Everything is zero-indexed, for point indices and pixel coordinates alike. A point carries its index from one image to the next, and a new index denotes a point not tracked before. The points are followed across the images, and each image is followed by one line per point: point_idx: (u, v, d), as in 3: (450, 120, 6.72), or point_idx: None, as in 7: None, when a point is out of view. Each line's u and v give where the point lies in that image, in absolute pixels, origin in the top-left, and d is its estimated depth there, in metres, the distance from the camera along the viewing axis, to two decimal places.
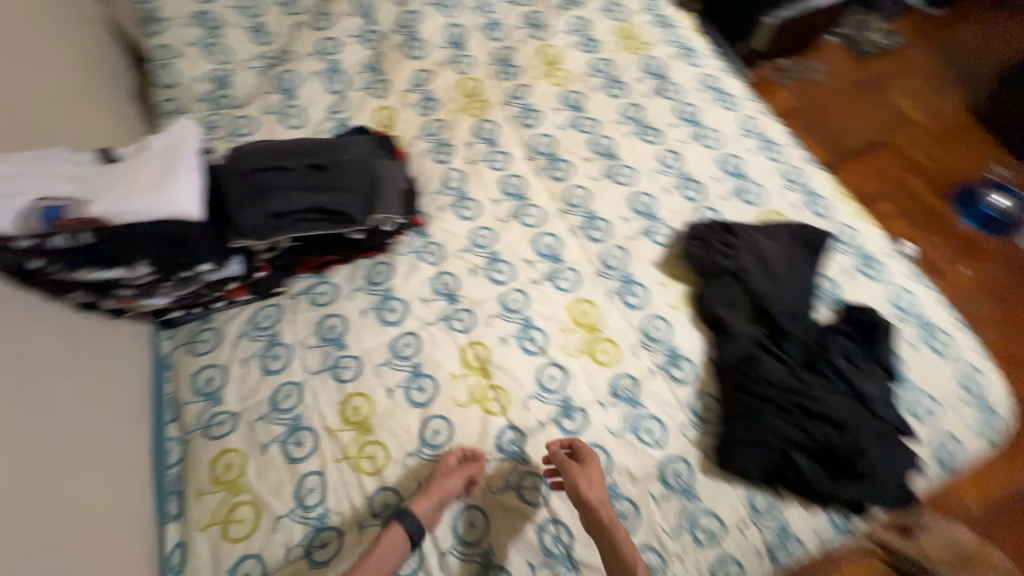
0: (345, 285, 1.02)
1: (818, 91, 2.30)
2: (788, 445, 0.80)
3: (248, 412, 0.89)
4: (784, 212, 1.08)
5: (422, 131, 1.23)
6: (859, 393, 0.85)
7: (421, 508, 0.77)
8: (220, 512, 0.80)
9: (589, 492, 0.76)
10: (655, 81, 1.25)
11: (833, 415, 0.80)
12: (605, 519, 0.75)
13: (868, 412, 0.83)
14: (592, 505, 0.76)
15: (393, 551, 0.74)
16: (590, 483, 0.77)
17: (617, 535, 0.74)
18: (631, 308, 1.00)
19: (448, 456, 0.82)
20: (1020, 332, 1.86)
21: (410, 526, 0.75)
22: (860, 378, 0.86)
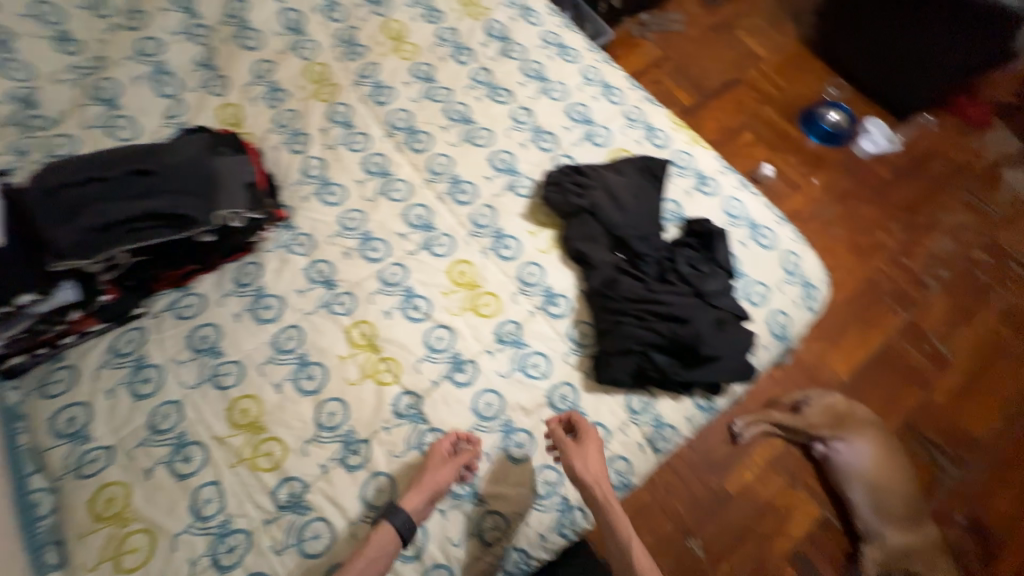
0: (213, 292, 0.97)
1: (675, 40, 2.49)
2: (647, 347, 0.91)
3: (124, 442, 0.84)
4: (628, 149, 1.19)
5: (273, 124, 1.19)
6: (700, 291, 0.97)
7: (416, 505, 0.79)
8: (109, 547, 0.76)
9: (584, 470, 0.81)
10: (499, 44, 1.30)
11: (678, 313, 0.92)
12: (595, 486, 0.80)
13: (708, 305, 0.96)
14: (587, 477, 0.81)
15: (384, 548, 0.75)
16: (587, 455, 0.83)
17: (607, 503, 0.80)
18: (506, 260, 1.06)
19: (440, 442, 0.84)
20: (860, 225, 2.19)
21: (401, 522, 0.77)
22: (701, 278, 0.99)
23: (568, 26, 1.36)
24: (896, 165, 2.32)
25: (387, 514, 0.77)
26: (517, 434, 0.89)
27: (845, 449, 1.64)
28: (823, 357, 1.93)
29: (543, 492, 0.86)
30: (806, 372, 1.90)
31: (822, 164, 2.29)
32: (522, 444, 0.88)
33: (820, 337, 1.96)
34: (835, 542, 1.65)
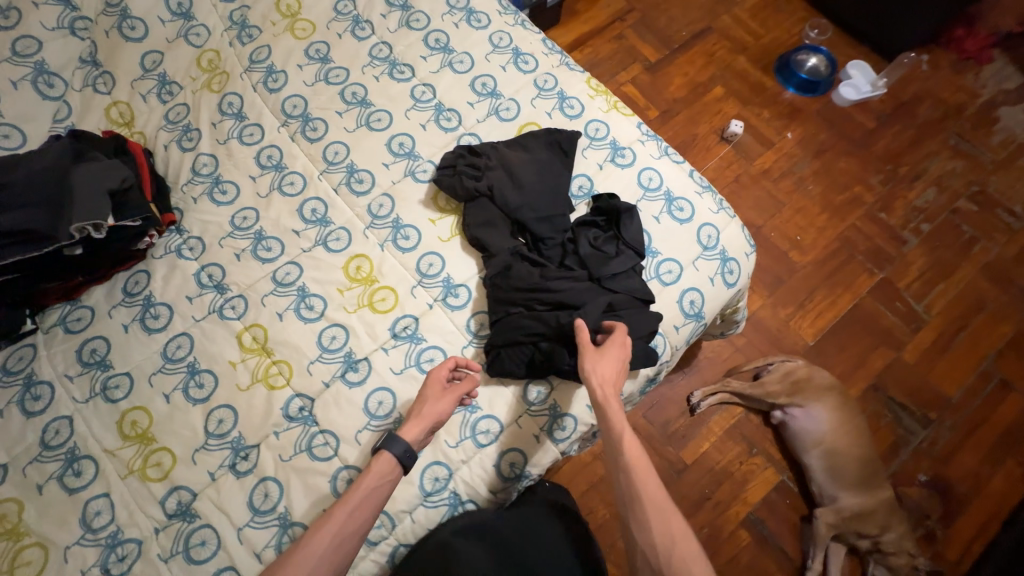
0: (103, 303, 0.96)
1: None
2: (535, 337, 0.89)
3: (17, 460, 0.85)
4: (538, 121, 1.11)
5: (164, 120, 1.13)
6: (595, 275, 0.93)
7: (416, 436, 0.81)
8: (4, 561, 0.79)
9: (594, 369, 0.81)
10: (400, 13, 1.20)
11: (565, 301, 0.89)
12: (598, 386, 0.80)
13: (603, 289, 0.92)
14: (591, 378, 0.81)
15: (383, 475, 0.78)
16: (597, 358, 0.82)
17: (609, 402, 0.80)
18: (404, 251, 1.02)
19: (437, 369, 0.85)
20: (841, 178, 1.96)
21: (400, 451, 0.79)
22: (601, 259, 0.94)
23: None
24: (879, 112, 2.07)
25: (387, 443, 0.79)
26: None
27: (802, 415, 1.54)
28: (788, 323, 1.77)
29: (432, 489, 0.85)
30: (770, 340, 1.75)
31: (797, 116, 2.06)
32: None
33: (784, 302, 1.79)
34: (791, 507, 1.58)
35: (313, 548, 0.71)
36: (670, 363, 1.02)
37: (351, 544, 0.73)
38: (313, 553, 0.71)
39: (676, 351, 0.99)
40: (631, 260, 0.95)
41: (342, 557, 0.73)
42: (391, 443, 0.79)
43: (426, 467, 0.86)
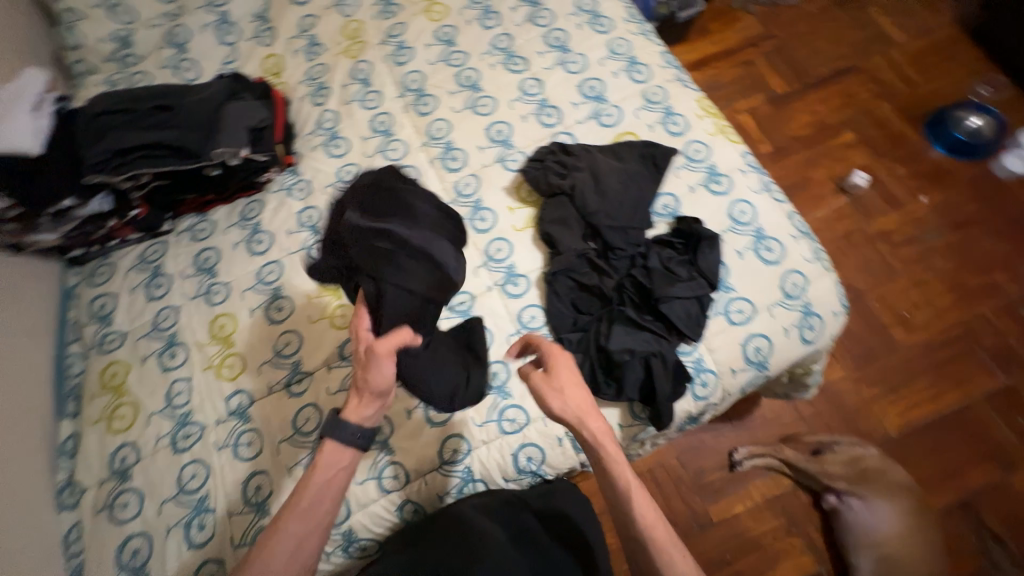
0: (223, 221, 1.12)
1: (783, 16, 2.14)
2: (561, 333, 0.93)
3: (134, 332, 1.02)
4: (636, 132, 1.08)
5: (305, 76, 1.28)
6: (644, 298, 0.91)
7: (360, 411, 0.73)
8: (106, 410, 0.96)
9: (562, 406, 0.73)
10: (528, 9, 1.24)
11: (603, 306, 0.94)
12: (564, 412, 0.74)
13: (646, 311, 0.90)
14: (560, 413, 0.73)
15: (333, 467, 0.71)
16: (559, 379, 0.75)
17: (588, 429, 0.73)
18: (478, 232, 1.06)
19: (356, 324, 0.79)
20: (981, 259, 1.68)
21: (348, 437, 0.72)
22: (376, 222, 0.86)
23: None
24: None
25: (328, 428, 0.72)
26: None
27: (862, 507, 1.36)
28: (871, 405, 1.56)
29: (449, 459, 0.88)
30: (844, 418, 1.56)
31: (941, 179, 1.80)
32: (441, 410, 0.90)
33: (870, 380, 1.58)
34: None
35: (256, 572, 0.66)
36: (717, 407, 0.95)
37: (307, 552, 0.68)
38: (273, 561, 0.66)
39: (726, 394, 0.93)
40: (701, 292, 0.91)
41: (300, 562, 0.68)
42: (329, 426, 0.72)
43: (448, 436, 0.88)
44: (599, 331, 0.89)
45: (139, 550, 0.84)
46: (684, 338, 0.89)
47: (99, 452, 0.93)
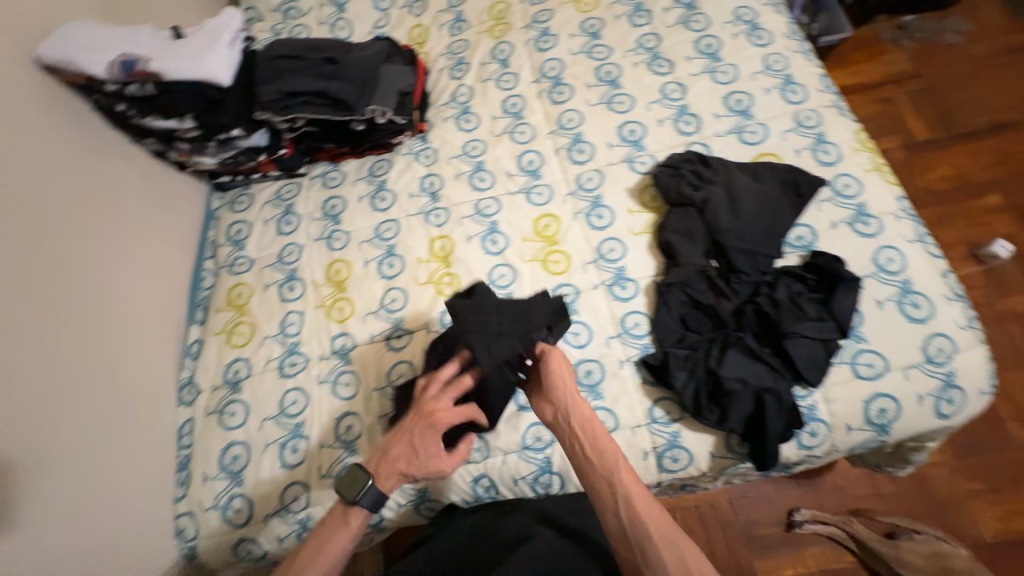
0: (353, 173, 1.18)
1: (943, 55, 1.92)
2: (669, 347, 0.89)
3: (262, 261, 1.11)
4: (780, 155, 1.02)
5: (446, 49, 1.32)
6: (765, 331, 0.86)
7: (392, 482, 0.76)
8: (228, 325, 1.05)
9: (560, 385, 0.79)
10: (683, 11, 1.20)
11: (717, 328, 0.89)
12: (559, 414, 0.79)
13: (765, 344, 0.86)
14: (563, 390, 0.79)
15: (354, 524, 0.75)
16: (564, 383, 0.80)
17: (581, 414, 0.78)
18: (593, 228, 1.05)
19: (437, 407, 0.76)
20: None
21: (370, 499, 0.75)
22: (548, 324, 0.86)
23: (773, 6, 1.19)
24: None
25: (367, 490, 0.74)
26: None
27: None
28: (965, 502, 1.37)
29: (531, 445, 0.88)
30: (929, 507, 1.38)
31: None
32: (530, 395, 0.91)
33: (971, 474, 1.39)
34: None
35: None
36: (819, 460, 0.88)
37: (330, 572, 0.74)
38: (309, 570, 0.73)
39: (832, 451, 0.86)
40: (831, 337, 0.84)
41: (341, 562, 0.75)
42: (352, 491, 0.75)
43: (533, 423, 0.89)
44: (709, 353, 0.85)
45: (238, 458, 0.92)
46: (802, 381, 0.83)
47: (217, 361, 1.02)
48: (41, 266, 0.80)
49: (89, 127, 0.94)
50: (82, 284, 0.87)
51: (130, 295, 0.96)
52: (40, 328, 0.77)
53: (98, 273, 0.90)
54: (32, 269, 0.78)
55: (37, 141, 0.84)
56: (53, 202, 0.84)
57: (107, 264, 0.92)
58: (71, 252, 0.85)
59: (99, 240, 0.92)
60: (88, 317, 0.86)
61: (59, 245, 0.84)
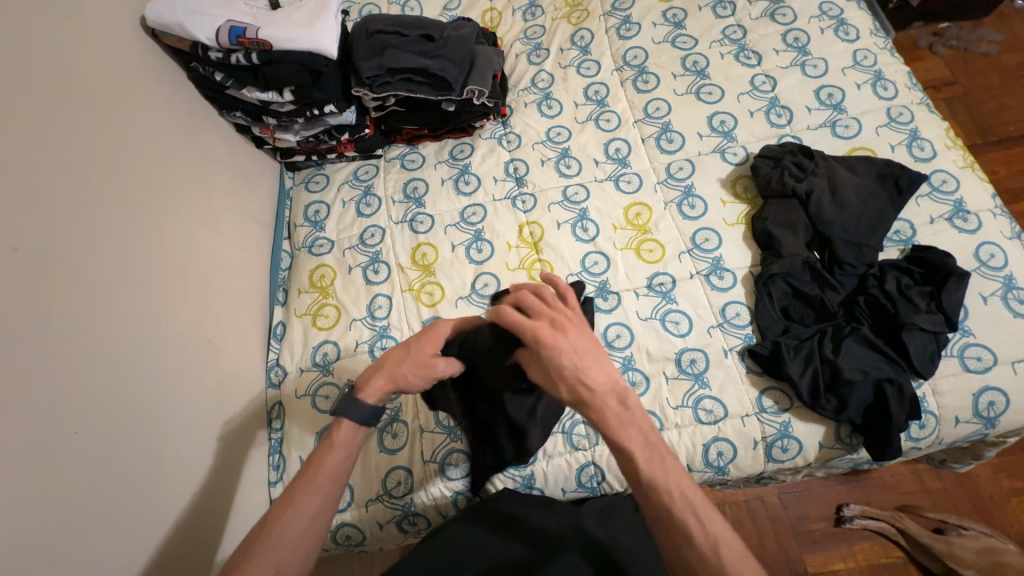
0: (433, 156, 1.15)
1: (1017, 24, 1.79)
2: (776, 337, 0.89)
3: (342, 243, 1.08)
4: (874, 150, 1.03)
5: (522, 35, 1.30)
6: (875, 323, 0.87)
7: (378, 394, 0.71)
8: (313, 307, 1.02)
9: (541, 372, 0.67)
10: (768, 4, 1.20)
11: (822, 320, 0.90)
12: (570, 395, 0.65)
13: (875, 339, 0.86)
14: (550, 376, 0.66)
15: (348, 443, 0.68)
16: (570, 363, 0.64)
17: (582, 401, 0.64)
18: (685, 218, 1.03)
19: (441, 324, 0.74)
20: None
21: (359, 415, 0.69)
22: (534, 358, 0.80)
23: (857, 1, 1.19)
24: None
25: (344, 406, 0.69)
26: (633, 373, 0.92)
27: None
28: (1011, 498, 1.27)
29: None
30: (975, 504, 1.27)
31: None
32: (635, 384, 0.90)
33: (1015, 473, 1.29)
34: None
35: (272, 543, 0.62)
36: (920, 451, 0.89)
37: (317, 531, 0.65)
38: (273, 547, 0.62)
39: (935, 444, 0.86)
40: (944, 329, 0.84)
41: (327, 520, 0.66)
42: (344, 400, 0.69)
43: None
44: (823, 344, 0.86)
45: None
46: (913, 373, 0.84)
47: (303, 343, 0.99)
48: (148, 248, 0.79)
49: (180, 111, 0.93)
50: (181, 260, 0.85)
51: (223, 277, 0.94)
52: (152, 310, 0.77)
53: (196, 255, 0.89)
54: (143, 252, 0.78)
55: (141, 124, 0.83)
56: (156, 185, 0.84)
57: (203, 246, 0.91)
58: (173, 235, 0.85)
59: (196, 222, 0.91)
60: (191, 299, 0.85)
61: (162, 228, 0.83)
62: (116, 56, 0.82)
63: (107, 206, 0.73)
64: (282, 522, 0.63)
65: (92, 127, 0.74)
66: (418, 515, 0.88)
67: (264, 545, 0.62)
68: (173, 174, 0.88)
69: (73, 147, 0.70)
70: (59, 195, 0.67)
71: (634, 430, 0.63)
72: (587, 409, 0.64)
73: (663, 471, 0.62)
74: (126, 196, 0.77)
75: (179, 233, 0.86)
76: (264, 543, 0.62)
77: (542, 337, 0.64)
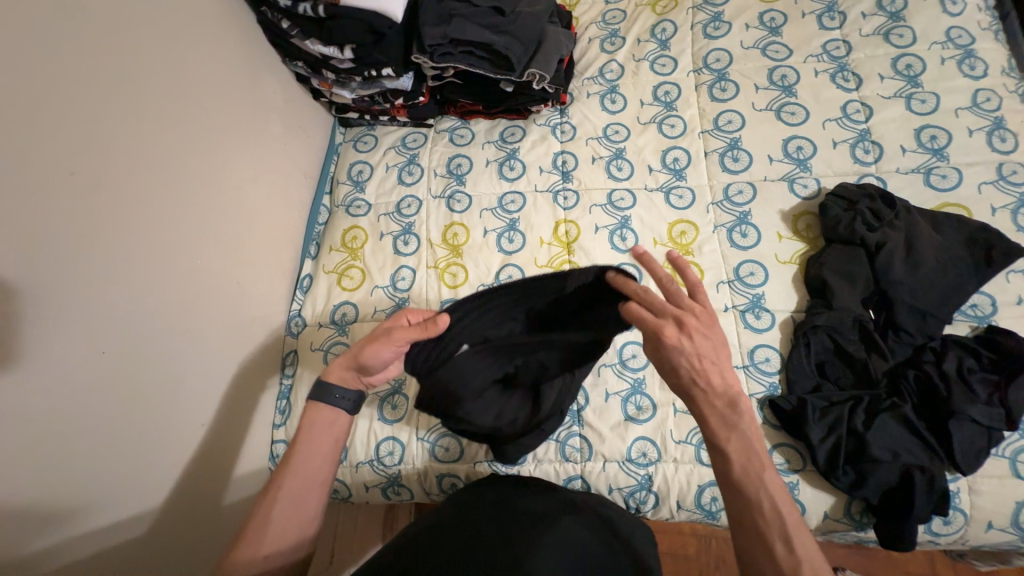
0: (483, 135, 1.12)
1: None
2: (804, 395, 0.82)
3: (378, 208, 1.08)
4: (969, 208, 0.90)
5: (600, 18, 1.22)
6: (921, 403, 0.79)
7: (340, 373, 0.74)
8: (340, 266, 1.04)
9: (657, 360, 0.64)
10: (884, 21, 1.06)
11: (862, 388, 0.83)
12: (683, 389, 0.64)
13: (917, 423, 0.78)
14: (667, 365, 0.64)
15: (329, 426, 0.73)
16: (689, 360, 0.62)
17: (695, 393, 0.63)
18: (734, 246, 0.96)
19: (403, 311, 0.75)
20: None
21: (338, 399, 0.73)
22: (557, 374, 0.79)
23: (994, 31, 1.03)
24: None
25: (318, 394, 0.73)
26: (642, 398, 0.88)
27: None
28: None
29: (634, 459, 0.85)
30: None
31: None
32: (641, 409, 0.87)
33: None
34: None
35: (263, 518, 0.67)
36: (937, 546, 0.82)
37: (305, 510, 0.69)
38: (262, 527, 0.67)
39: (958, 543, 0.79)
40: (1002, 425, 0.75)
41: (319, 499, 0.71)
42: (318, 389, 0.73)
43: (639, 438, 0.86)
44: (854, 413, 0.79)
45: None
46: (951, 465, 0.76)
47: (325, 300, 1.02)
48: (194, 187, 0.82)
49: (244, 56, 0.95)
50: (223, 203, 0.88)
51: (262, 224, 0.97)
52: (190, 247, 0.81)
53: (240, 199, 0.92)
54: (190, 190, 0.81)
55: (204, 65, 0.86)
56: (211, 128, 0.86)
57: (247, 192, 0.94)
58: (221, 178, 0.88)
59: (244, 168, 0.94)
60: (228, 242, 0.89)
61: (211, 169, 0.86)
62: None
63: (160, 143, 0.77)
64: (266, 506, 0.68)
65: (156, 64, 0.77)
66: (402, 486, 0.91)
67: (254, 528, 0.67)
68: (229, 118, 0.90)
69: (137, 82, 0.73)
70: (118, 127, 0.70)
71: (738, 432, 0.61)
72: (699, 404, 0.63)
73: (759, 477, 0.60)
74: (182, 136, 0.81)
75: (225, 177, 0.89)
76: (252, 527, 0.67)
77: (664, 331, 0.62)
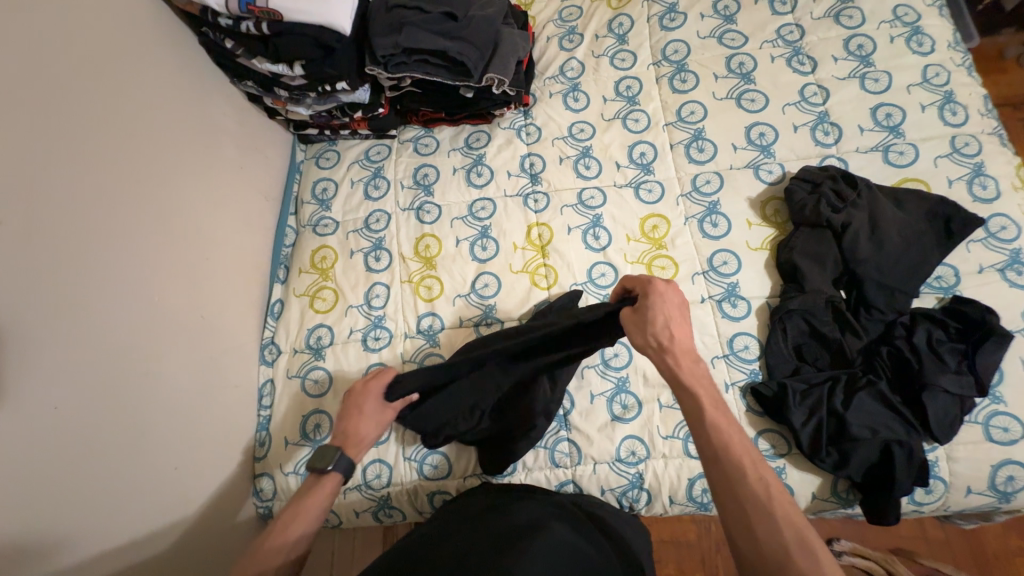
0: (448, 143, 1.11)
1: None
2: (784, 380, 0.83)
3: (346, 224, 1.06)
4: (926, 182, 0.92)
5: (557, 16, 1.21)
6: (895, 378, 0.81)
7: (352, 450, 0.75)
8: (311, 288, 1.02)
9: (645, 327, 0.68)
10: (834, 3, 1.07)
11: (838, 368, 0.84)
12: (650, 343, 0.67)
13: (896, 402, 0.79)
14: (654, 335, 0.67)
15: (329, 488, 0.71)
16: (664, 322, 0.67)
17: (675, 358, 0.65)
18: (706, 236, 0.96)
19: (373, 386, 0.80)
20: None
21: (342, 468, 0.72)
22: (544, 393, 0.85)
23: (938, 6, 1.05)
24: None
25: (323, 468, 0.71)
26: (626, 396, 0.88)
27: None
28: (1014, 557, 1.19)
29: (624, 458, 0.85)
30: (974, 558, 1.20)
31: None
32: (626, 407, 0.87)
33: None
34: None
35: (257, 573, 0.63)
36: (921, 514, 0.84)
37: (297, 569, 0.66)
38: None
39: (940, 509, 0.81)
40: (973, 394, 0.77)
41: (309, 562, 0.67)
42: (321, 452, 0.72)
43: (627, 437, 0.86)
44: (832, 395, 0.80)
45: (320, 427, 0.90)
46: (928, 436, 0.78)
47: (298, 324, 0.99)
48: (148, 223, 0.78)
49: (191, 80, 0.91)
50: (181, 236, 0.84)
51: (225, 252, 0.94)
52: (147, 283, 0.77)
53: (198, 229, 0.88)
54: (143, 225, 0.77)
55: (149, 92, 0.82)
56: (162, 159, 0.83)
57: (207, 221, 0.90)
58: (177, 209, 0.84)
59: (201, 195, 0.90)
60: (190, 274, 0.85)
61: (165, 200, 0.82)
62: (125, 22, 0.79)
63: (107, 181, 0.73)
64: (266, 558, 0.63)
65: (95, 94, 0.72)
66: (393, 508, 0.89)
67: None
68: (180, 145, 0.86)
69: (75, 116, 0.69)
70: (59, 166, 0.66)
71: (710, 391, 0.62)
72: (669, 359, 0.65)
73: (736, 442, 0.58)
74: (129, 168, 0.76)
75: (180, 208, 0.85)
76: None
77: (651, 284, 0.71)
